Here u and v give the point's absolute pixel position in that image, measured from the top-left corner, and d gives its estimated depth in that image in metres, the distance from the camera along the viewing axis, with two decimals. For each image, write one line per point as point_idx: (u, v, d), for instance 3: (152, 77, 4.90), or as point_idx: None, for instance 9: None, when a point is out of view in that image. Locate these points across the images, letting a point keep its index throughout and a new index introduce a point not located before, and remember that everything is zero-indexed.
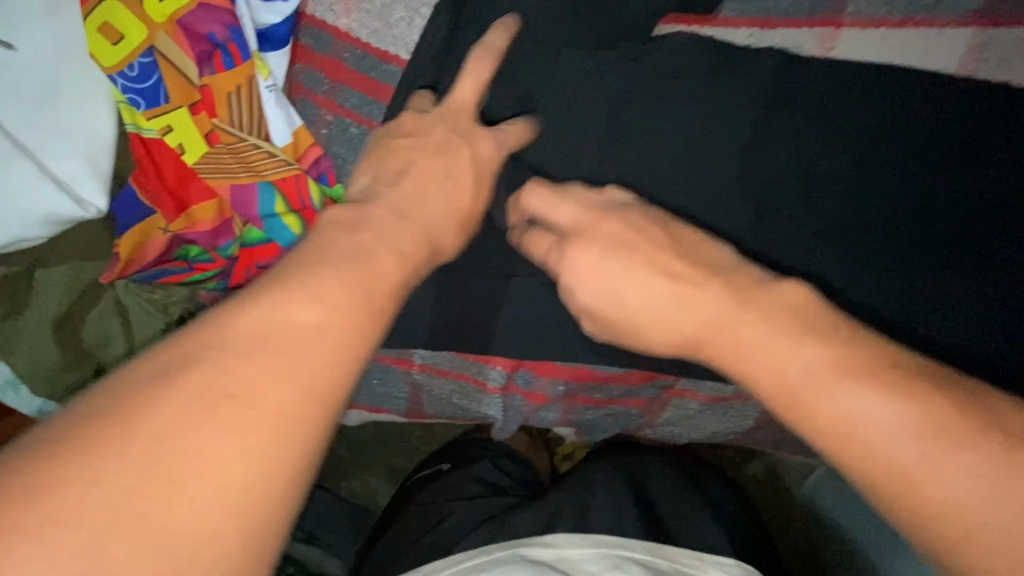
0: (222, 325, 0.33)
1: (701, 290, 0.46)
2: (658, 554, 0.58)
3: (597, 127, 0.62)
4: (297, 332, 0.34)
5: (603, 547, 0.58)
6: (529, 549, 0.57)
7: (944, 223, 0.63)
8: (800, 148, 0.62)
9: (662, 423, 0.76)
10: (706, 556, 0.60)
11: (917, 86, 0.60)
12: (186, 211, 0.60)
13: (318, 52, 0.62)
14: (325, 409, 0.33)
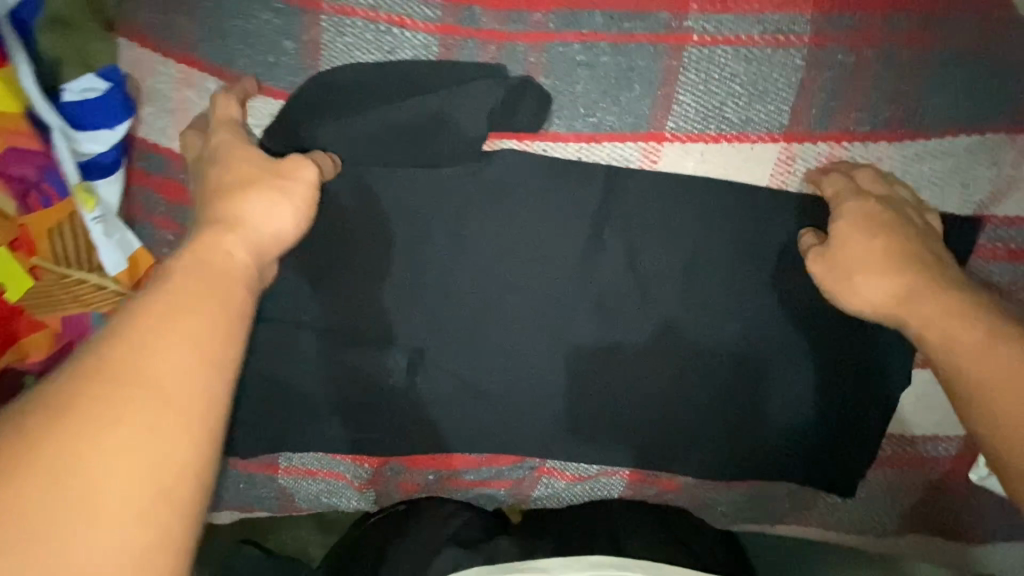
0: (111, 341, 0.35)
1: (870, 250, 0.56)
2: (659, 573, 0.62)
3: (444, 240, 0.64)
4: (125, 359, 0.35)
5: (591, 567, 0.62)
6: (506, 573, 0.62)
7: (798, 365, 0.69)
8: (634, 253, 0.65)
9: (535, 499, 0.80)
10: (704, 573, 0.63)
11: (736, 195, 0.64)
12: (16, 345, 0.58)
13: (152, 174, 0.61)
14: (170, 469, 0.33)
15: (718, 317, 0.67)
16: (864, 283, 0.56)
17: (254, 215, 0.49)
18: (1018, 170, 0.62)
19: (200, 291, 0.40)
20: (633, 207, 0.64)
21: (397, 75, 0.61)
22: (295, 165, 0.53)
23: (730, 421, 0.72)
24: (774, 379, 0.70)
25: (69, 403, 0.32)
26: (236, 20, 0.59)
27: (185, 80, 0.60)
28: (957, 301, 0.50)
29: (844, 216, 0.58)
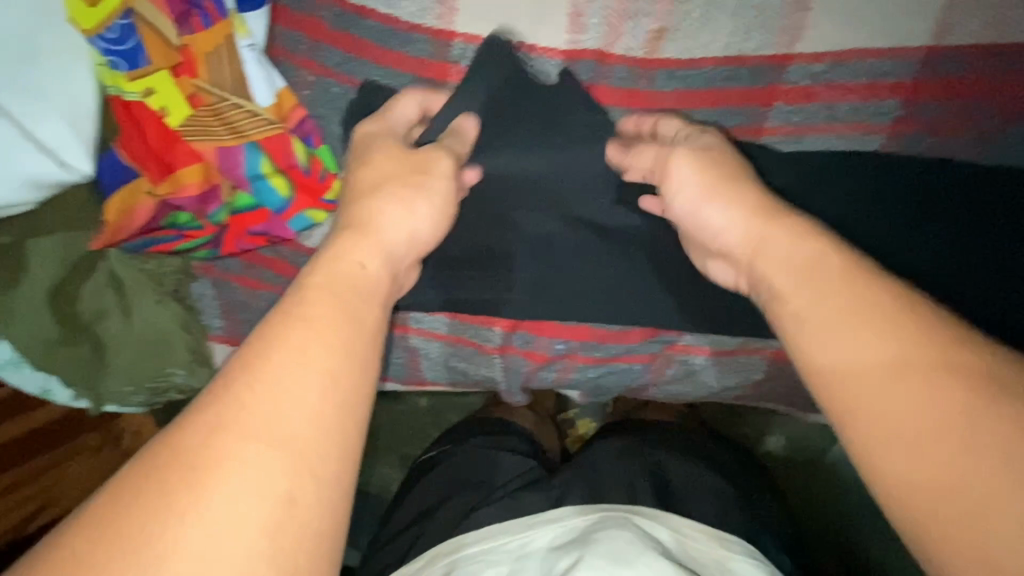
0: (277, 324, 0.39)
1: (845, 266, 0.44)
2: (665, 523, 0.59)
3: None
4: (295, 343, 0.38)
5: (612, 512, 0.60)
6: (531, 524, 0.60)
7: (979, 208, 0.63)
8: (791, 83, 0.61)
9: (666, 380, 0.74)
10: (728, 538, 0.59)
11: (915, 9, 0.57)
12: (170, 176, 0.59)
13: (298, 12, 0.62)
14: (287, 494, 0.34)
15: (887, 158, 0.62)
16: (810, 297, 0.44)
17: (383, 223, 0.49)
18: None
19: (339, 301, 0.42)
20: (794, 29, 0.59)
21: None
22: (429, 155, 0.54)
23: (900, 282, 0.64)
24: (949, 231, 0.63)
25: (249, 382, 0.37)
26: None
27: None
28: (868, 299, 0.42)
29: (788, 248, 0.47)
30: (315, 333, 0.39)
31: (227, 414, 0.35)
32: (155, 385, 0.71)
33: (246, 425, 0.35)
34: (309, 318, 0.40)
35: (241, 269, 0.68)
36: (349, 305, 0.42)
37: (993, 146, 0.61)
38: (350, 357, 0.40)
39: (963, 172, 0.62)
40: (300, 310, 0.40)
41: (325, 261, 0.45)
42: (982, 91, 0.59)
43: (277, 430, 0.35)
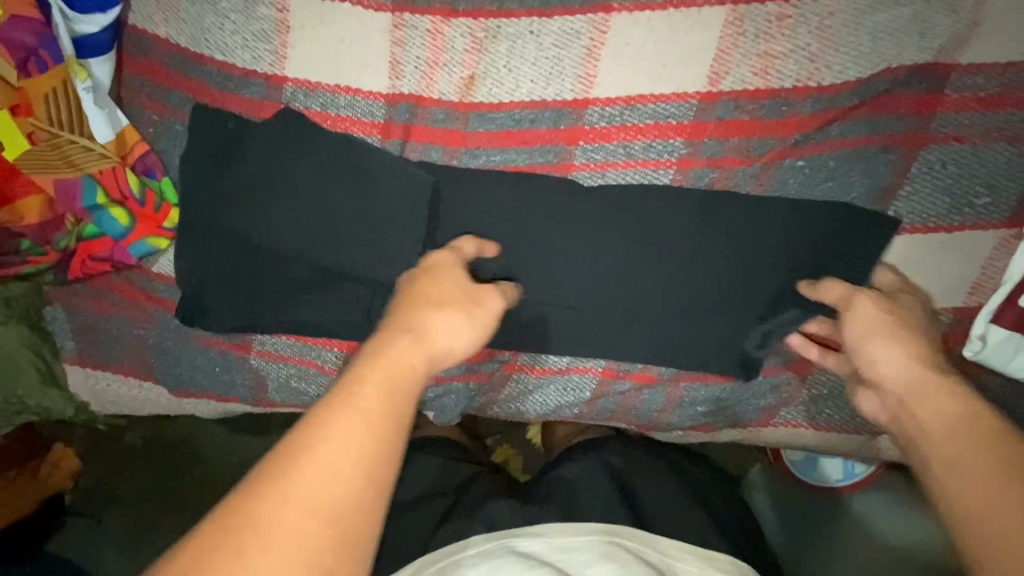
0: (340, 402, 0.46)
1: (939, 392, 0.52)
2: (650, 544, 0.62)
3: None
4: (352, 421, 0.45)
5: (597, 535, 0.62)
6: (518, 536, 0.62)
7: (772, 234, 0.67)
8: (591, 124, 0.67)
9: (505, 400, 0.78)
10: (706, 553, 0.63)
11: (687, 59, 0.64)
12: (12, 207, 0.64)
13: (142, 58, 0.68)
14: (343, 546, 0.41)
15: (680, 189, 0.67)
16: (930, 416, 0.51)
17: (439, 336, 0.55)
18: (980, 13, 0.61)
19: (387, 397, 0.48)
20: (588, 76, 0.66)
21: None
22: (486, 293, 0.60)
23: (705, 301, 0.70)
24: (747, 256, 0.68)
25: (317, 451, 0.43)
26: None
27: None
28: (958, 412, 0.50)
29: (952, 402, 0.51)
30: (356, 413, 0.46)
31: (271, 493, 0.41)
32: (5, 408, 0.72)
33: (318, 477, 0.42)
34: (351, 404, 0.46)
35: (91, 293, 0.72)
36: (399, 397, 0.48)
37: (776, 177, 0.66)
38: (383, 442, 0.45)
39: (753, 203, 0.67)
40: (348, 401, 0.46)
41: (377, 357, 0.50)
42: (754, 130, 0.65)
43: (330, 501, 0.42)
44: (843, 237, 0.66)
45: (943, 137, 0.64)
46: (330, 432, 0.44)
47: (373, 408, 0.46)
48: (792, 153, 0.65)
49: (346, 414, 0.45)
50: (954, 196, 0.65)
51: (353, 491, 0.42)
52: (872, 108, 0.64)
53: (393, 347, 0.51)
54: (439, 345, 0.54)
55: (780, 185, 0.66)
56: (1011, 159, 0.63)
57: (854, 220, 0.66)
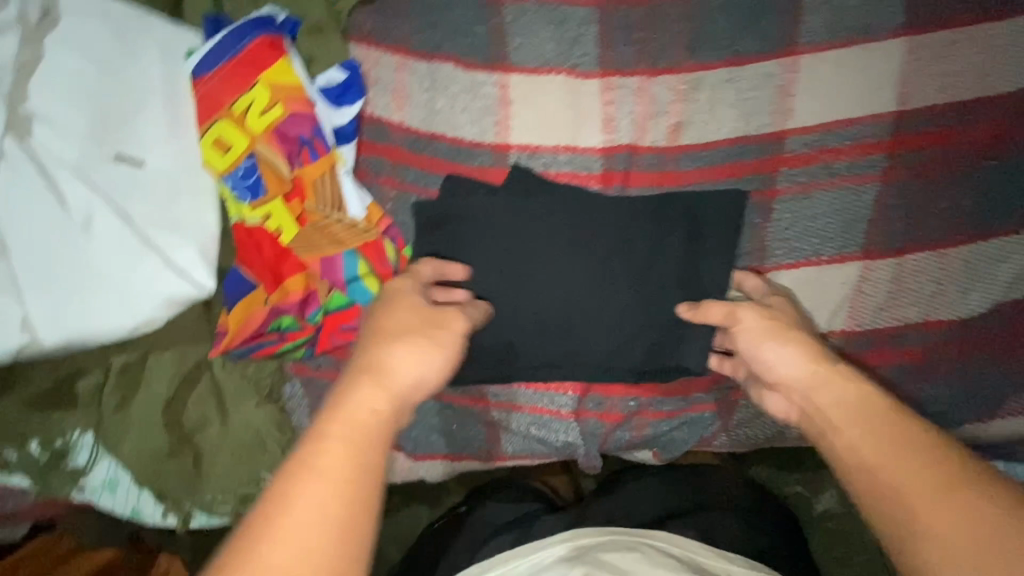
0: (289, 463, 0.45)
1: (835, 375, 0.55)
2: (680, 543, 0.61)
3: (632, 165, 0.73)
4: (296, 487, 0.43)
5: (622, 534, 0.61)
6: (543, 545, 0.60)
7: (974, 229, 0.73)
8: (791, 152, 0.74)
9: (735, 426, 0.78)
10: (724, 552, 0.61)
11: (873, 87, 0.72)
12: (280, 285, 0.68)
13: (379, 143, 0.75)
14: None
15: (882, 200, 0.73)
16: (862, 430, 0.50)
17: (400, 370, 0.52)
18: None
19: (347, 456, 0.45)
20: (784, 111, 0.73)
21: (557, 39, 0.74)
22: (452, 315, 0.58)
23: (921, 300, 0.74)
24: (954, 251, 0.73)
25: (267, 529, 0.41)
26: (433, 20, 0.74)
27: (402, 67, 0.74)
28: (865, 411, 0.52)
29: (839, 390, 0.54)
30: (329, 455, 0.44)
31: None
32: (246, 494, 0.72)
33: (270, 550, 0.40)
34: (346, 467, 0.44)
35: (333, 366, 0.73)
36: (362, 446, 0.46)
37: (968, 179, 0.73)
38: (335, 506, 0.43)
39: (949, 205, 0.73)
40: (311, 454, 0.45)
41: (338, 412, 0.48)
42: (939, 141, 0.72)
43: None
44: None
45: None
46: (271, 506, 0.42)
47: (313, 469, 0.44)
48: (978, 156, 0.72)
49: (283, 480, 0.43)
50: None
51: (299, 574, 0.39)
52: None
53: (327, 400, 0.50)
54: (428, 348, 0.54)
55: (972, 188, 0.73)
56: None
57: None
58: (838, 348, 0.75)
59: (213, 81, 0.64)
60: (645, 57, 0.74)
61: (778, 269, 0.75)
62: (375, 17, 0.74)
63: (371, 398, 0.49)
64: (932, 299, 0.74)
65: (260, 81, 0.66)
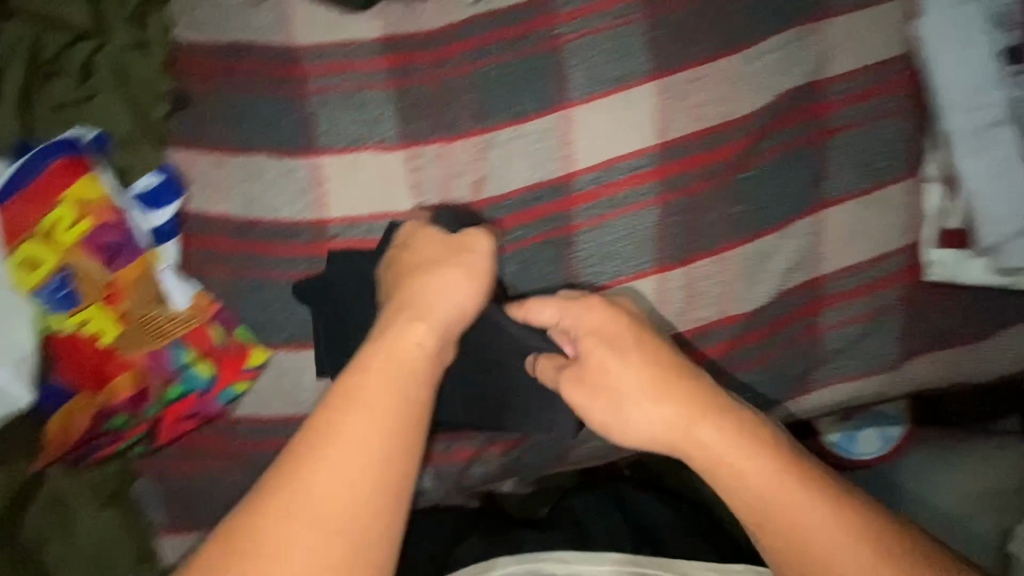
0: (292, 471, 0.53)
1: (713, 409, 0.63)
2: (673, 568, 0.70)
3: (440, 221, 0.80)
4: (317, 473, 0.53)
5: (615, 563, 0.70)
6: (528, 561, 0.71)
7: (746, 232, 0.82)
8: (582, 190, 0.83)
9: (582, 442, 0.84)
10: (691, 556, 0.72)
11: (637, 123, 0.83)
12: (106, 388, 0.70)
13: (202, 234, 0.78)
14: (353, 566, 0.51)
15: (665, 220, 0.82)
16: (752, 472, 0.61)
17: (439, 302, 0.64)
18: (829, 43, 0.83)
19: (382, 411, 0.56)
20: (568, 156, 0.83)
21: (359, 119, 0.83)
22: (467, 238, 0.68)
23: (717, 299, 0.83)
24: (734, 252, 0.82)
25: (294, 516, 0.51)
26: (244, 118, 0.82)
27: (218, 163, 0.80)
28: (754, 449, 0.61)
29: (709, 431, 0.62)
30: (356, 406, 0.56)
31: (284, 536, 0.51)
32: None
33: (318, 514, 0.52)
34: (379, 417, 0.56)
35: (179, 456, 0.75)
36: (400, 383, 0.58)
37: (734, 191, 0.82)
38: (371, 456, 0.54)
39: (723, 215, 0.82)
40: (349, 388, 0.57)
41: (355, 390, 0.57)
42: (703, 160, 0.82)
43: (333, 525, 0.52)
44: (799, 215, 0.82)
45: (842, 128, 0.82)
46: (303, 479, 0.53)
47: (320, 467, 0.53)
48: (736, 167, 0.82)
49: (307, 472, 0.53)
50: (871, 166, 0.81)
51: (350, 510, 0.52)
52: (783, 123, 0.82)
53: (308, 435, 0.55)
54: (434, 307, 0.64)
55: (741, 198, 0.82)
56: (899, 129, 0.81)
57: (805, 202, 0.82)
58: (674, 333, 0.83)
59: (16, 206, 0.70)
60: (439, 125, 0.83)
61: (609, 283, 0.83)
62: (190, 122, 0.82)
63: (384, 355, 0.60)
64: (723, 297, 0.83)
65: (65, 200, 0.71)
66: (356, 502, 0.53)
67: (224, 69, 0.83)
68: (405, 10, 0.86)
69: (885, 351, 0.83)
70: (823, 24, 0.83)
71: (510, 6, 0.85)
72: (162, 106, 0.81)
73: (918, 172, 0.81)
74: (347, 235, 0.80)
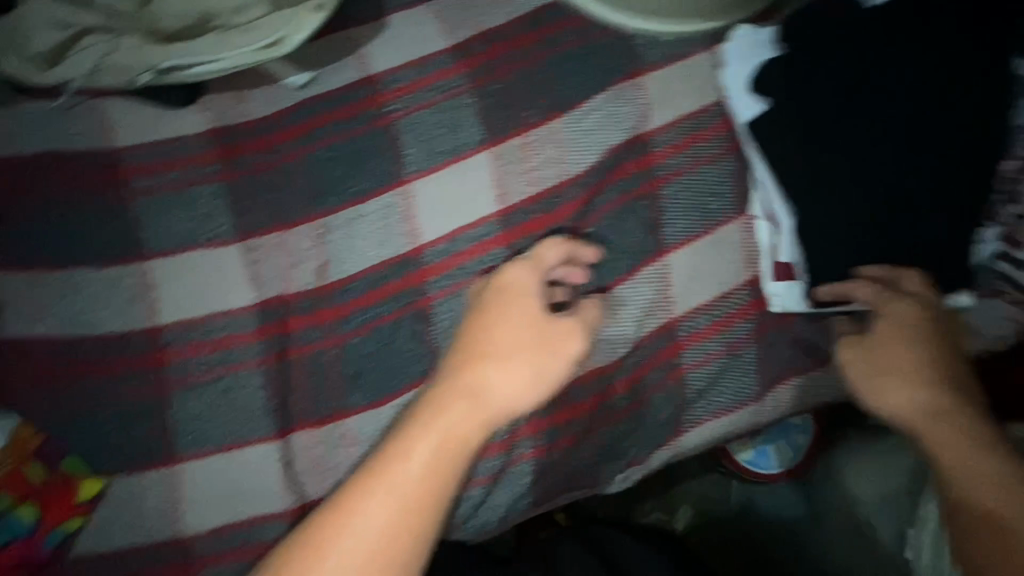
0: (393, 466, 0.66)
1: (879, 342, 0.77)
2: None
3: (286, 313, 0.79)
4: (389, 472, 0.65)
5: None
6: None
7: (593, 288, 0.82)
8: (430, 263, 0.83)
9: (465, 520, 0.83)
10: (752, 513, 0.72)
11: (476, 189, 0.84)
12: None
13: (20, 361, 0.74)
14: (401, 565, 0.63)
15: None
16: (924, 401, 0.73)
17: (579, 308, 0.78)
18: (647, 96, 0.87)
19: (437, 444, 0.67)
20: (412, 231, 0.83)
21: (189, 218, 0.80)
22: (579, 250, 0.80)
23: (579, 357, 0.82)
24: None
25: (356, 514, 0.64)
26: (61, 230, 0.78)
27: (34, 281, 0.76)
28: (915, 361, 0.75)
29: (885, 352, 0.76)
30: (456, 403, 0.70)
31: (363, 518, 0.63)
32: None
33: (372, 506, 0.64)
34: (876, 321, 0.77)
35: None
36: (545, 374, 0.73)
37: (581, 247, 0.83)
38: (417, 489, 0.65)
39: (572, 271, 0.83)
40: (464, 383, 0.71)
41: (436, 419, 0.69)
42: (544, 223, 0.84)
43: (363, 535, 0.63)
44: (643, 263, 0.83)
45: (671, 176, 0.85)
46: (380, 485, 0.65)
47: (397, 468, 0.66)
48: (576, 224, 0.84)
49: (381, 479, 0.65)
50: (703, 210, 0.84)
51: (383, 523, 0.63)
52: (620, 174, 0.85)
53: (433, 406, 0.70)
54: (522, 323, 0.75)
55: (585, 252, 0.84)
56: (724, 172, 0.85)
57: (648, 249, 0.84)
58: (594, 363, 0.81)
59: None
60: (276, 213, 0.82)
61: None
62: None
63: (476, 372, 0.72)
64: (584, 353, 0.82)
65: None
66: (382, 517, 0.63)
67: (37, 180, 0.80)
68: (232, 101, 0.86)
69: (745, 382, 0.85)
70: (639, 80, 0.88)
71: (340, 90, 0.87)
72: None
73: (747, 213, 0.84)
74: (183, 341, 0.76)
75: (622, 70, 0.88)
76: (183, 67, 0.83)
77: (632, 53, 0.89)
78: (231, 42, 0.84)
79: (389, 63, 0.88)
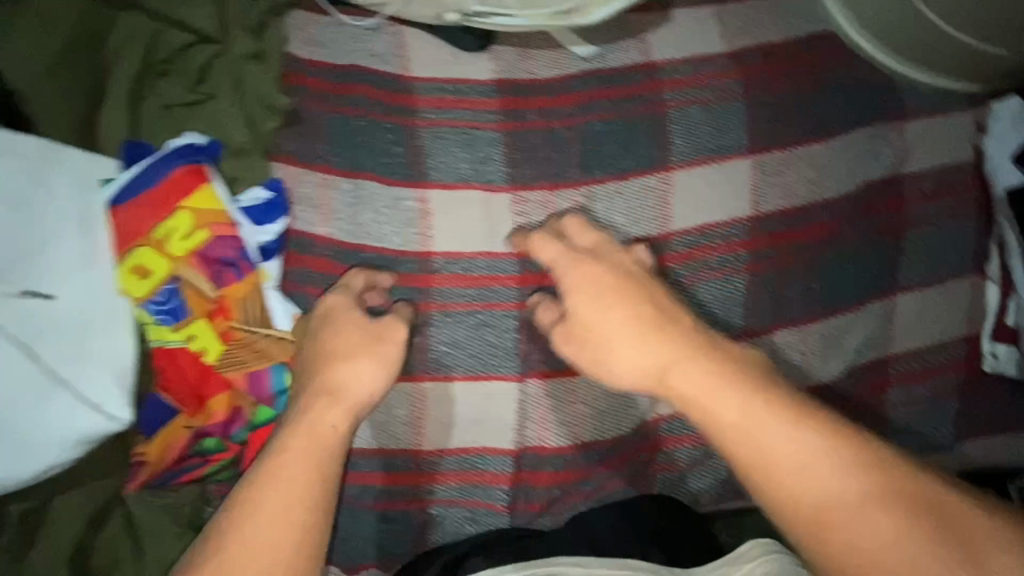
0: (278, 455, 0.62)
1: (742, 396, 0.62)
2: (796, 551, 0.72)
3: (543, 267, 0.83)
4: (288, 464, 0.62)
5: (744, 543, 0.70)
6: None
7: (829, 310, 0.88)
8: (676, 250, 0.87)
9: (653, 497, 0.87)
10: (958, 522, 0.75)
11: (734, 191, 0.88)
12: (204, 408, 0.71)
13: (304, 254, 0.77)
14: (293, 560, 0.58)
15: (756, 289, 0.87)
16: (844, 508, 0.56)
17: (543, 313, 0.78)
18: (906, 141, 0.91)
19: (310, 449, 0.63)
20: (666, 217, 0.87)
21: (470, 158, 0.84)
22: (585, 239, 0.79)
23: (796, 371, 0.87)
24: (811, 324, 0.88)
25: (248, 502, 0.59)
26: (355, 140, 0.81)
27: (325, 182, 0.79)
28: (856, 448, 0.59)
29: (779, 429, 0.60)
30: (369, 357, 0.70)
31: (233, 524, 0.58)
32: None
33: (262, 497, 0.60)
34: (640, 340, 0.69)
35: None
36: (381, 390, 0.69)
37: (823, 270, 0.89)
38: (298, 478, 0.61)
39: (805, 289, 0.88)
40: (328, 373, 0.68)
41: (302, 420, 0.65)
42: (790, 238, 0.88)
43: (254, 525, 0.58)
44: (871, 297, 0.88)
45: (914, 222, 0.89)
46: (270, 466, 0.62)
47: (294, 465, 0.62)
48: (819, 245, 0.88)
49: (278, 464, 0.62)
50: (939, 260, 0.90)
51: (275, 511, 0.59)
52: (867, 209, 0.89)
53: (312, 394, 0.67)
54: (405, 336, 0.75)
55: (822, 274, 0.88)
56: (962, 231, 0.91)
57: (879, 286, 0.89)
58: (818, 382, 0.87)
59: (132, 208, 0.70)
60: (546, 171, 0.86)
61: None
62: (298, 137, 0.80)
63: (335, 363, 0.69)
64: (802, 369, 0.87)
65: (184, 208, 0.72)
66: (283, 498, 0.60)
67: (337, 88, 0.83)
68: (519, 57, 0.89)
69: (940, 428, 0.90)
70: (902, 124, 0.91)
71: (620, 70, 0.90)
72: (274, 119, 0.79)
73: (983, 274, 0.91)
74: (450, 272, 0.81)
75: (886, 110, 0.92)
76: (487, 16, 0.84)
77: (897, 96, 0.93)
78: (535, 3, 0.85)
79: (668, 55, 0.92)
